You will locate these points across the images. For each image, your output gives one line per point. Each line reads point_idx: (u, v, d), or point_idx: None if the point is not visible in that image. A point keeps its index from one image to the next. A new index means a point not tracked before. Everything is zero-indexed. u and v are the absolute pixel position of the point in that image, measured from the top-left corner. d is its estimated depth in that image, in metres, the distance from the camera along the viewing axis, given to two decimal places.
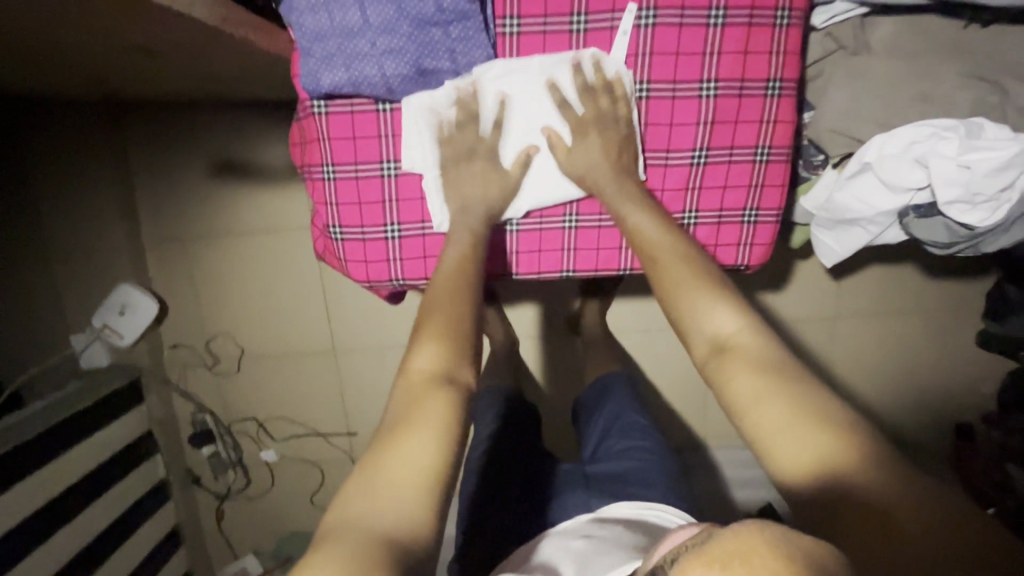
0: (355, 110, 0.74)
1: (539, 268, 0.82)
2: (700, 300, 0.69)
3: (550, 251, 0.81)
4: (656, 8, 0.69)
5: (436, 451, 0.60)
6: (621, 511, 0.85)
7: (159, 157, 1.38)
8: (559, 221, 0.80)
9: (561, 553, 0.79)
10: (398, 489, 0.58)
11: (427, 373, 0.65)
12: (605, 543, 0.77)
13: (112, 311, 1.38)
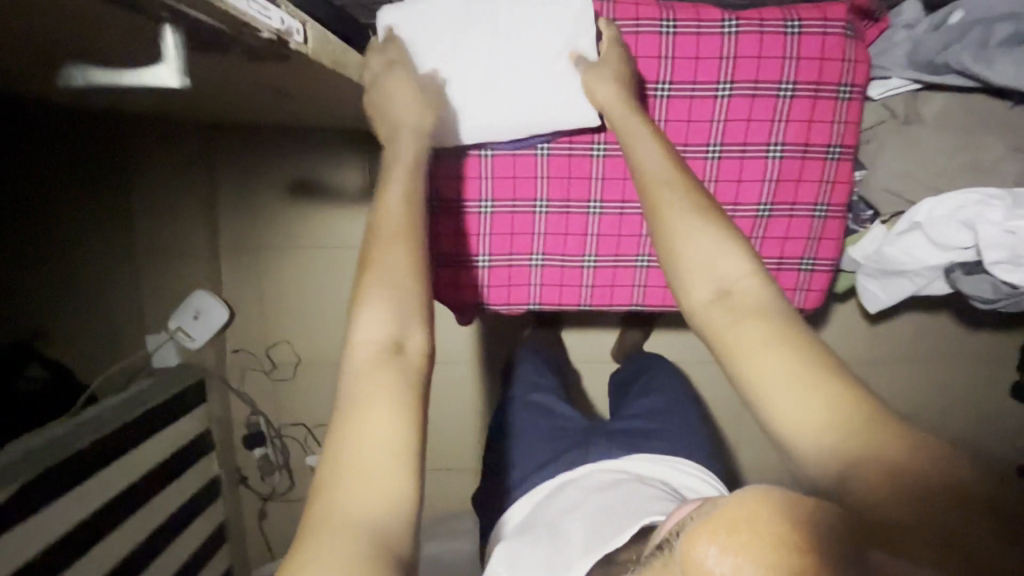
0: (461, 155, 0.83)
1: (610, 301, 0.88)
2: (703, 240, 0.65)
3: (621, 286, 0.87)
4: (732, 81, 0.74)
5: (405, 421, 0.59)
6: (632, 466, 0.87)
7: (241, 176, 1.51)
8: (632, 260, 0.86)
9: (571, 501, 0.82)
10: (378, 465, 0.56)
11: (388, 327, 0.62)
12: (619, 499, 0.79)
13: (186, 315, 1.48)
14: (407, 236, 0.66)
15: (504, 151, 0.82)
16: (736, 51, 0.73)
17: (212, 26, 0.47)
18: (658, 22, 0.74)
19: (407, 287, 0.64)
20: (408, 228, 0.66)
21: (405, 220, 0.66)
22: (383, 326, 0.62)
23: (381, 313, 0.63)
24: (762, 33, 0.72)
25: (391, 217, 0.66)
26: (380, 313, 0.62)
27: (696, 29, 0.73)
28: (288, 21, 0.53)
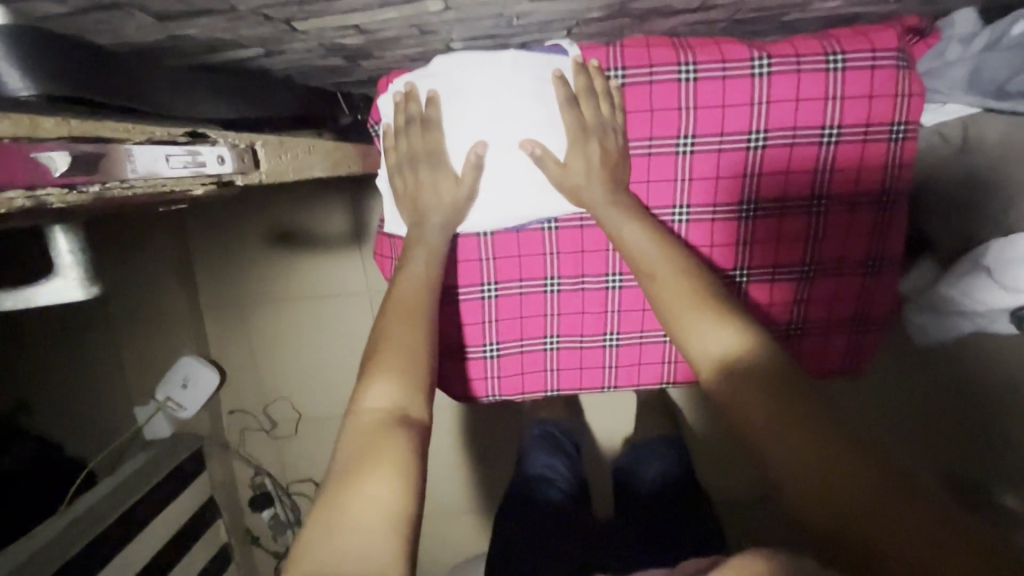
0: (457, 238, 0.73)
1: (637, 380, 0.80)
2: (690, 316, 0.61)
3: (649, 363, 0.78)
4: (767, 130, 0.65)
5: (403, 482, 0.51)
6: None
7: (218, 231, 1.41)
8: (659, 335, 0.77)
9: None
10: (374, 534, 0.48)
11: (397, 396, 0.58)
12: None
13: (174, 383, 1.38)
14: (409, 305, 0.65)
15: (508, 231, 0.73)
16: (770, 95, 0.64)
17: (134, 193, 0.40)
18: (676, 67, 0.64)
19: (413, 348, 0.61)
20: (416, 298, 0.65)
21: (417, 286, 0.66)
22: (384, 389, 0.58)
23: (392, 384, 0.58)
24: (799, 73, 0.63)
25: (405, 285, 0.66)
26: (390, 383, 0.58)
27: (721, 71, 0.63)
28: (214, 150, 0.42)
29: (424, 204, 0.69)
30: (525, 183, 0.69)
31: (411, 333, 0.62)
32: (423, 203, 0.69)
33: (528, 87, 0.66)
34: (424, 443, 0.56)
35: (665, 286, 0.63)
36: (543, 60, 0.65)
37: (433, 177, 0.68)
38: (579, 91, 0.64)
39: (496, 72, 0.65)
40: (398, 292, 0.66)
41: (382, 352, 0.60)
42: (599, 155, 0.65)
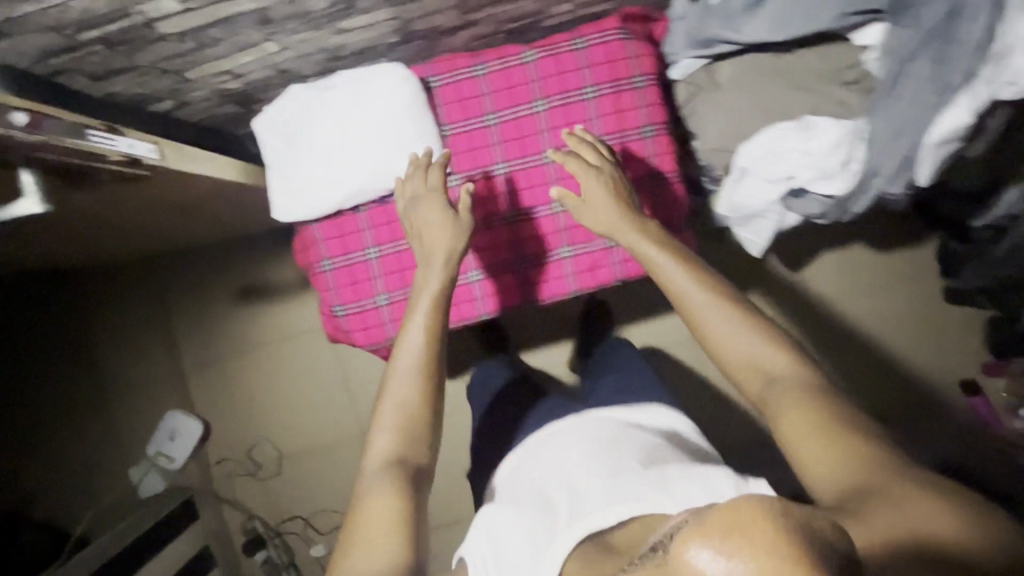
0: (340, 213, 0.88)
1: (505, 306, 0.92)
2: (726, 324, 0.69)
3: (511, 290, 0.91)
4: (544, 96, 0.87)
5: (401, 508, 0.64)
6: (605, 424, 0.93)
7: (190, 296, 1.59)
8: (511, 264, 0.91)
9: (551, 465, 0.88)
10: (381, 547, 0.61)
11: (398, 441, 0.69)
12: (606, 456, 0.83)
13: (163, 438, 1.54)
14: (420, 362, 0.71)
15: (375, 204, 0.88)
16: (540, 73, 0.87)
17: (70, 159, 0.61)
18: (471, 67, 0.87)
19: (424, 399, 0.70)
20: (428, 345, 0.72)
21: (422, 342, 0.72)
22: (393, 439, 0.69)
23: (393, 430, 0.69)
24: (555, 55, 0.86)
25: (409, 340, 0.72)
26: (392, 431, 0.69)
27: (502, 64, 0.87)
28: (128, 140, 0.65)
29: (426, 239, 0.76)
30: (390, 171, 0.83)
31: (415, 390, 0.70)
32: (425, 238, 0.76)
33: (374, 92, 0.80)
34: (417, 479, 0.67)
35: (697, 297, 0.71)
36: (382, 70, 0.80)
37: (428, 213, 0.77)
38: (415, 91, 0.81)
39: (348, 85, 0.80)
40: (407, 353, 0.72)
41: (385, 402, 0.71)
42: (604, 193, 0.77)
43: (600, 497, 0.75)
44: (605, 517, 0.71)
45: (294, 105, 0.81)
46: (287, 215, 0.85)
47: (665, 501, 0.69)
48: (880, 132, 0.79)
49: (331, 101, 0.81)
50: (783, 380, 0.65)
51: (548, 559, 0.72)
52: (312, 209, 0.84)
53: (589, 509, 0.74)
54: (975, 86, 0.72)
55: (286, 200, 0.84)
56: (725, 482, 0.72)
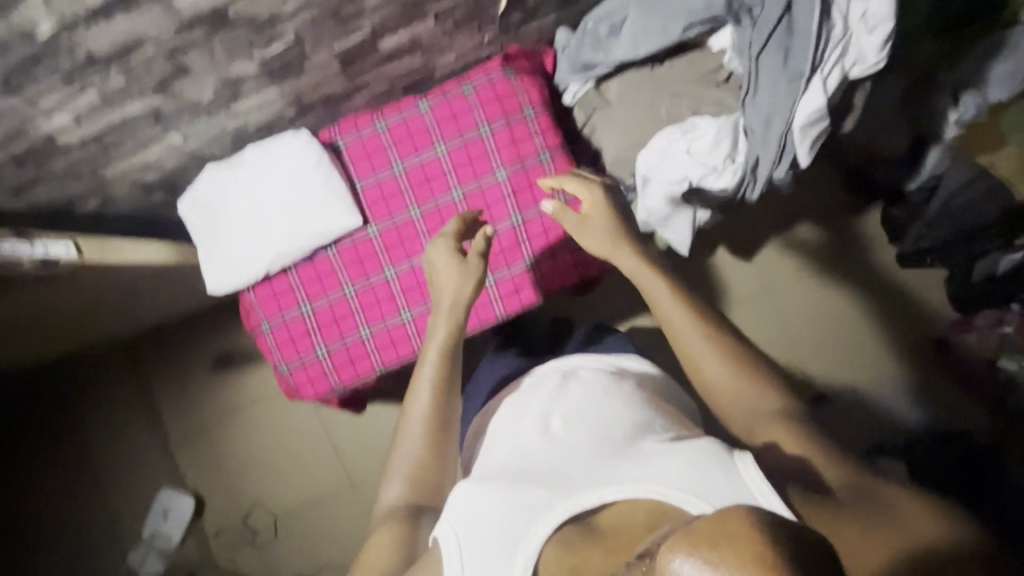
0: (271, 277, 0.93)
1: None
2: (718, 364, 0.79)
3: None
4: (443, 140, 0.93)
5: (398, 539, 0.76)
6: (591, 382, 0.86)
7: (169, 373, 1.64)
8: None
9: (529, 429, 0.81)
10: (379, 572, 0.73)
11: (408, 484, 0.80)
12: (593, 421, 0.78)
13: (157, 517, 1.58)
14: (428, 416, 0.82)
15: (303, 262, 0.94)
16: (436, 119, 0.93)
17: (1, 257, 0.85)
18: (373, 124, 0.93)
19: (434, 445, 0.81)
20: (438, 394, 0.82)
21: (431, 395, 0.82)
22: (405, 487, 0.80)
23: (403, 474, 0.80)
24: (447, 100, 0.92)
25: (420, 393, 0.82)
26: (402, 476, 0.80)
27: (400, 117, 0.93)
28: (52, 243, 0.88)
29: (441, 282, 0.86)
30: (310, 230, 0.89)
31: (423, 443, 0.81)
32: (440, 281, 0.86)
33: (283, 162, 0.87)
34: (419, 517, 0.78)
35: (693, 342, 0.81)
36: (287, 141, 0.87)
37: (442, 252, 0.86)
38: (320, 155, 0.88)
39: (259, 159, 0.87)
40: (417, 408, 0.82)
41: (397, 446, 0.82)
42: (603, 222, 0.86)
43: (593, 469, 0.70)
44: (597, 495, 0.67)
45: (214, 185, 0.88)
46: (222, 285, 0.90)
47: (652, 487, 0.66)
48: (754, 126, 0.84)
49: (246, 177, 0.87)
50: (770, 414, 0.76)
51: (537, 531, 0.66)
52: (243, 277, 0.90)
53: (582, 484, 0.69)
54: (824, 73, 0.79)
55: (217, 271, 0.90)
56: (710, 459, 0.67)
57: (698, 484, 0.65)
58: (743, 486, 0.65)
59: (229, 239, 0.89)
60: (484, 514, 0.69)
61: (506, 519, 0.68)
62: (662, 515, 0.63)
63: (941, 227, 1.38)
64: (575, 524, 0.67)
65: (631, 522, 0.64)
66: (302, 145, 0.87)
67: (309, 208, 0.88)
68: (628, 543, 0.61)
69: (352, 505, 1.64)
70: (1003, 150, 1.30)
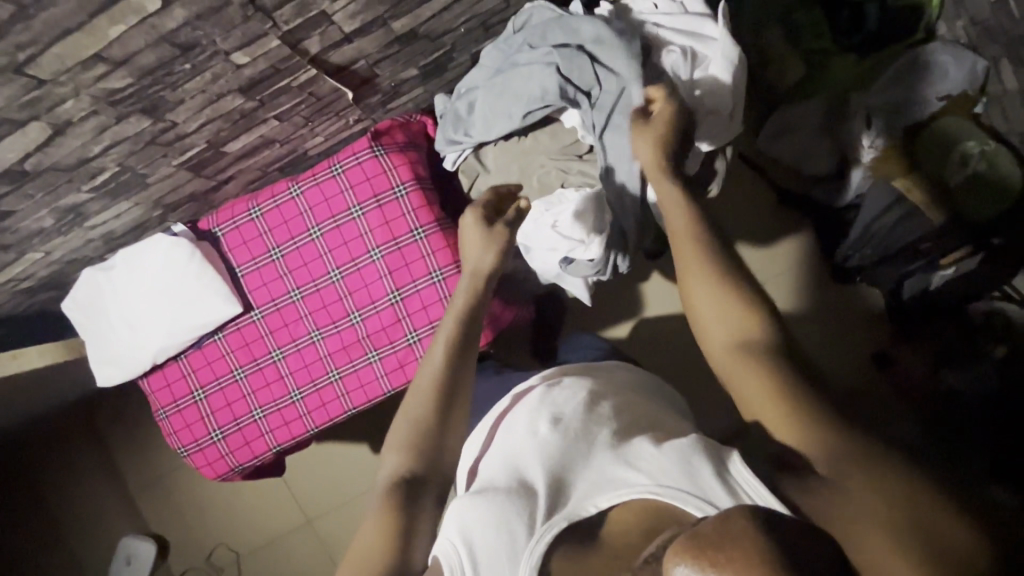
0: (163, 367, 0.97)
1: (329, 417, 0.97)
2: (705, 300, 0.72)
3: (330, 401, 0.96)
4: (317, 223, 0.94)
5: (385, 529, 0.72)
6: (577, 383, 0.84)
7: (122, 426, 1.70)
8: (327, 378, 0.96)
9: (524, 441, 0.77)
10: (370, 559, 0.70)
11: (403, 463, 0.77)
12: (584, 431, 0.75)
13: (120, 563, 1.64)
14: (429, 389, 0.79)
15: (190, 350, 0.96)
16: (308, 203, 0.94)
17: None
18: (248, 211, 0.95)
19: (439, 415, 0.79)
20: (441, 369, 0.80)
21: (440, 364, 0.81)
22: (403, 449, 0.78)
23: (400, 452, 0.78)
24: (318, 184, 0.93)
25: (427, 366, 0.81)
26: (399, 453, 0.78)
27: (274, 203, 0.94)
28: None
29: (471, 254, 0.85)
30: (186, 325, 0.91)
31: (428, 406, 0.79)
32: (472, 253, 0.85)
33: (156, 261, 0.90)
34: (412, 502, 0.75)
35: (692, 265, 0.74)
36: (159, 241, 0.90)
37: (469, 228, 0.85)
38: (188, 252, 0.90)
39: (135, 260, 0.91)
40: (426, 375, 0.81)
41: (397, 427, 0.80)
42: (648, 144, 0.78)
43: (590, 472, 0.71)
44: (595, 503, 0.68)
45: (96, 287, 0.91)
46: (109, 381, 0.94)
47: (646, 484, 0.65)
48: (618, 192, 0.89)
49: (124, 277, 0.91)
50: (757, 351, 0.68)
51: (540, 541, 0.66)
52: (128, 372, 0.93)
53: (583, 490, 0.70)
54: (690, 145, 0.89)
55: (104, 368, 0.93)
56: (699, 453, 0.66)
57: (685, 475, 0.64)
58: (733, 480, 0.63)
59: (111, 338, 0.92)
60: (490, 533, 0.67)
61: (510, 536, 0.67)
62: (652, 524, 0.63)
63: (865, 249, 1.33)
64: (573, 533, 0.67)
65: (622, 539, 0.64)
66: (172, 244, 0.90)
67: (183, 305, 0.91)
68: (619, 554, 0.63)
69: (307, 542, 1.70)
70: (919, 177, 1.26)
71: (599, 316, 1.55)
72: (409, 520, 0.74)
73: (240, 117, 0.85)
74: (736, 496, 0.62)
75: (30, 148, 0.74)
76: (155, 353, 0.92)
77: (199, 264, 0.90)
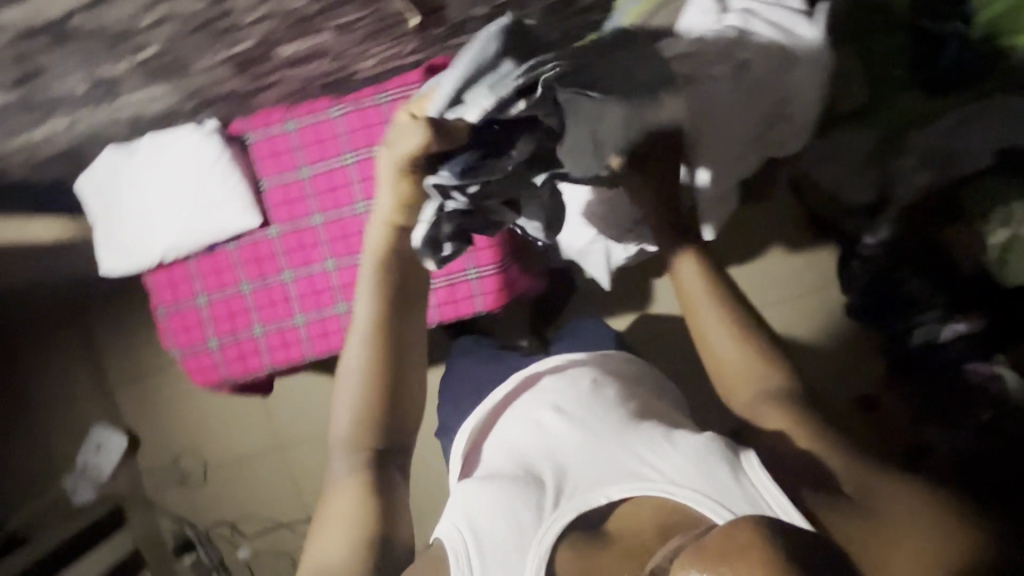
0: (171, 264, 0.96)
1: (329, 348, 0.95)
2: (716, 330, 0.79)
3: (333, 332, 0.93)
4: (353, 150, 0.90)
5: (359, 496, 0.71)
6: (580, 374, 0.93)
7: (110, 317, 1.68)
8: (333, 309, 0.93)
9: (533, 432, 0.84)
10: (345, 532, 0.69)
11: (351, 419, 0.73)
12: (590, 417, 0.82)
13: (89, 450, 1.67)
14: (367, 367, 0.72)
15: (199, 255, 0.94)
16: (348, 127, 0.89)
17: None
18: (284, 124, 0.91)
19: (385, 395, 0.73)
20: (379, 336, 0.72)
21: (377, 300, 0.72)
22: (352, 422, 0.73)
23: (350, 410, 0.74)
24: (361, 108, 0.88)
25: (353, 347, 0.73)
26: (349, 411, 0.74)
27: (312, 119, 0.90)
28: None
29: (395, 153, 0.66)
30: (203, 228, 0.89)
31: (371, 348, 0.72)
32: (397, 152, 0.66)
33: (182, 155, 0.86)
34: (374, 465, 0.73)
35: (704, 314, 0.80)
36: (190, 135, 0.86)
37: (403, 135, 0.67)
38: (218, 153, 0.86)
39: (161, 150, 0.87)
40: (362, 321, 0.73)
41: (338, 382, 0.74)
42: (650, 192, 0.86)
43: (598, 459, 0.76)
44: (608, 492, 0.72)
45: (113, 168, 0.87)
46: (113, 268, 0.91)
47: (661, 482, 0.70)
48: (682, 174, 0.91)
49: (145, 165, 0.87)
50: (771, 397, 0.75)
51: (551, 532, 0.70)
52: (133, 263, 0.90)
53: (588, 482, 0.74)
54: (737, 145, 0.90)
55: (109, 254, 0.90)
56: (715, 453, 0.71)
57: (704, 478, 0.68)
58: (749, 484, 0.67)
59: (122, 225, 0.89)
60: (499, 518, 0.71)
61: (522, 519, 0.71)
62: (671, 520, 0.68)
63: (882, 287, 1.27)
64: (585, 522, 0.71)
65: (639, 527, 0.69)
66: (201, 140, 0.86)
67: (204, 205, 0.88)
68: (638, 545, 0.66)
69: (277, 464, 1.73)
70: (947, 234, 1.24)
71: (607, 302, 1.53)
72: (381, 481, 0.73)
73: (296, 22, 0.80)
74: (754, 506, 0.66)
75: (73, 10, 0.69)
76: (165, 249, 0.90)
77: (227, 168, 0.87)
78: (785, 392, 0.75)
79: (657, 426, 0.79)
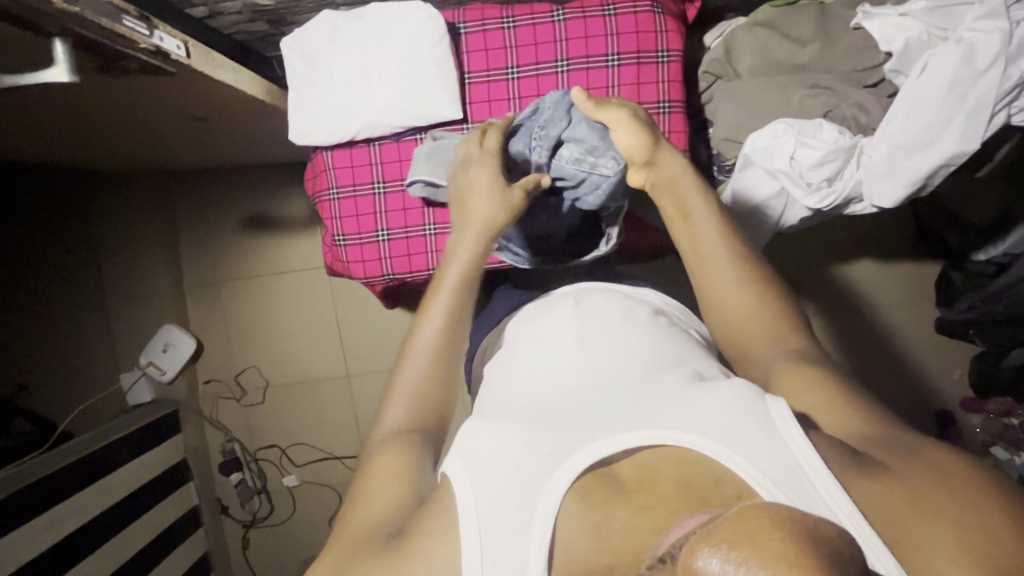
0: (353, 145, 0.91)
1: (410, 268, 0.93)
2: (734, 281, 0.71)
3: (419, 254, 0.92)
4: (567, 57, 0.88)
5: (407, 467, 0.62)
6: (611, 307, 0.73)
7: (199, 218, 1.64)
8: (421, 228, 0.92)
9: (545, 354, 0.69)
10: (388, 494, 0.60)
11: (412, 416, 0.68)
12: (609, 359, 0.65)
13: (156, 349, 1.56)
14: (432, 370, 0.71)
15: (389, 139, 0.90)
16: (566, 33, 0.87)
17: (122, 48, 0.64)
18: (500, 20, 0.88)
19: (444, 385, 0.71)
20: (451, 333, 0.73)
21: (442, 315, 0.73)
22: (413, 405, 0.69)
23: (408, 405, 0.69)
24: (584, 18, 0.87)
25: (423, 350, 0.72)
26: (406, 405, 0.69)
27: (530, 20, 0.87)
28: (174, 41, 0.70)
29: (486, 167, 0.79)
30: (406, 109, 0.86)
31: (431, 361, 0.71)
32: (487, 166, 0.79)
33: (405, 31, 0.84)
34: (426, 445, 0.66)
35: (717, 258, 0.73)
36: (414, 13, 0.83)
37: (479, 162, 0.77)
38: (439, 35, 0.84)
39: (381, 26, 0.85)
40: (426, 331, 0.72)
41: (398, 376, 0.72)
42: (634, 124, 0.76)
43: (609, 410, 0.58)
44: (616, 442, 0.54)
45: (329, 37, 0.86)
46: (304, 138, 0.88)
47: (677, 431, 0.53)
48: (874, 155, 0.82)
49: (362, 39, 0.85)
50: (820, 352, 0.66)
51: (552, 488, 0.52)
52: (325, 135, 0.88)
53: (591, 432, 0.56)
54: (993, 111, 0.75)
55: (303, 122, 0.88)
56: (748, 408, 0.54)
57: (734, 437, 0.52)
58: (795, 457, 0.51)
59: (323, 95, 0.87)
60: (497, 456, 0.56)
61: (528, 469, 0.54)
62: (695, 478, 0.50)
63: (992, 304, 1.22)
64: (596, 471, 0.54)
65: (657, 480, 0.51)
66: (427, 22, 0.83)
67: (416, 85, 0.85)
68: (654, 500, 0.50)
69: (339, 393, 1.68)
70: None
71: None
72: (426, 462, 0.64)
73: None
74: (803, 491, 0.49)
75: None
76: (363, 125, 0.87)
77: (445, 54, 0.84)
78: (811, 354, 0.66)
79: (680, 377, 0.61)
